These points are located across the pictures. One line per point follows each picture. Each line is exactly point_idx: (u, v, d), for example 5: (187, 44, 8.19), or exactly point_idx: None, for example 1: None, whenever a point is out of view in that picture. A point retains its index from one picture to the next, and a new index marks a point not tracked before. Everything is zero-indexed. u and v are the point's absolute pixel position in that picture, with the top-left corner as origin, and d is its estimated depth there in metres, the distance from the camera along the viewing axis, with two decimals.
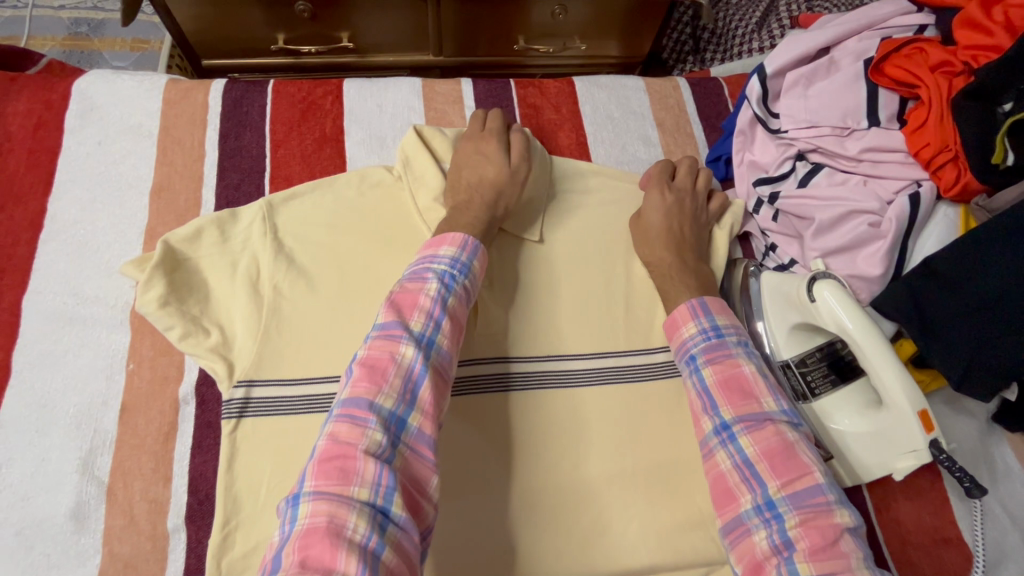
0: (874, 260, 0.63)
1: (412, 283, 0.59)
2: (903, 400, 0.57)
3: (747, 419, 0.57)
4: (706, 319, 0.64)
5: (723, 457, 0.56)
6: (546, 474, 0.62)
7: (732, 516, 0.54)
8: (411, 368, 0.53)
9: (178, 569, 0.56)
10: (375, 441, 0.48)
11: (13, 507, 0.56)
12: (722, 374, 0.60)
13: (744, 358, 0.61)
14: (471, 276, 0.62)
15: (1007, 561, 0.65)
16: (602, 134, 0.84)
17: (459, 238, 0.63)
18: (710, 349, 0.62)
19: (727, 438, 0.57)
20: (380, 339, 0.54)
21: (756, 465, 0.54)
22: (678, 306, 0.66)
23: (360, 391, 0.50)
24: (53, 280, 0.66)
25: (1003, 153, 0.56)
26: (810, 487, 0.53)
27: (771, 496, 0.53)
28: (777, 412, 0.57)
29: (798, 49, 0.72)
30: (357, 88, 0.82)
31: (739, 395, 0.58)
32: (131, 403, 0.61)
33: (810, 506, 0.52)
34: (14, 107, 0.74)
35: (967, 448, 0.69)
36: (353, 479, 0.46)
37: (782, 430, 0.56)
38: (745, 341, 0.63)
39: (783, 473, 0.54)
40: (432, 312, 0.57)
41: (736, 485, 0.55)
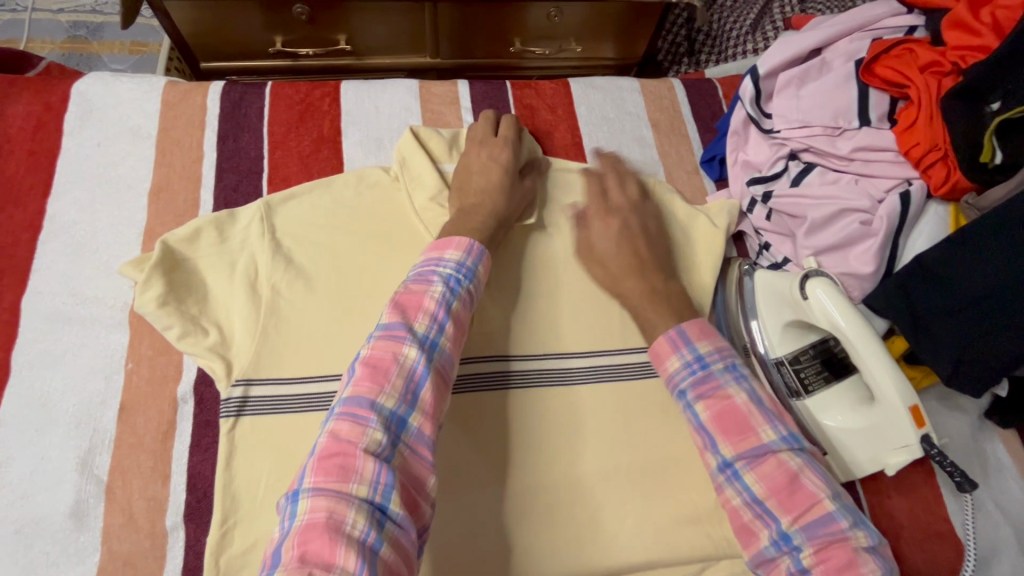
0: (866, 258, 0.64)
1: (417, 285, 0.58)
2: (894, 395, 0.58)
3: (747, 454, 0.55)
4: (689, 350, 0.60)
5: (732, 493, 0.55)
6: (543, 471, 0.63)
7: (754, 551, 0.54)
8: (413, 369, 0.52)
9: (177, 566, 0.56)
10: (375, 440, 0.48)
11: (12, 505, 0.56)
12: (715, 409, 0.57)
13: (734, 388, 0.58)
14: (475, 281, 0.62)
15: (998, 555, 0.66)
16: (597, 135, 0.85)
17: (465, 242, 0.63)
18: (699, 383, 0.59)
19: (732, 476, 0.55)
20: (382, 339, 0.54)
21: (766, 502, 0.53)
22: (657, 339, 0.62)
23: (362, 390, 0.50)
24: (52, 280, 0.67)
25: (991, 152, 0.57)
26: (821, 516, 0.52)
27: (786, 531, 0.52)
28: (777, 442, 0.55)
29: (790, 50, 0.73)
30: (354, 90, 0.83)
31: (736, 430, 0.56)
32: (130, 402, 0.62)
33: (825, 536, 0.51)
34: (14, 110, 0.75)
35: (959, 443, 0.70)
36: (352, 476, 0.46)
37: (785, 461, 0.54)
38: (733, 364, 0.60)
39: (792, 507, 0.53)
40: (437, 315, 0.56)
41: (751, 521, 0.54)
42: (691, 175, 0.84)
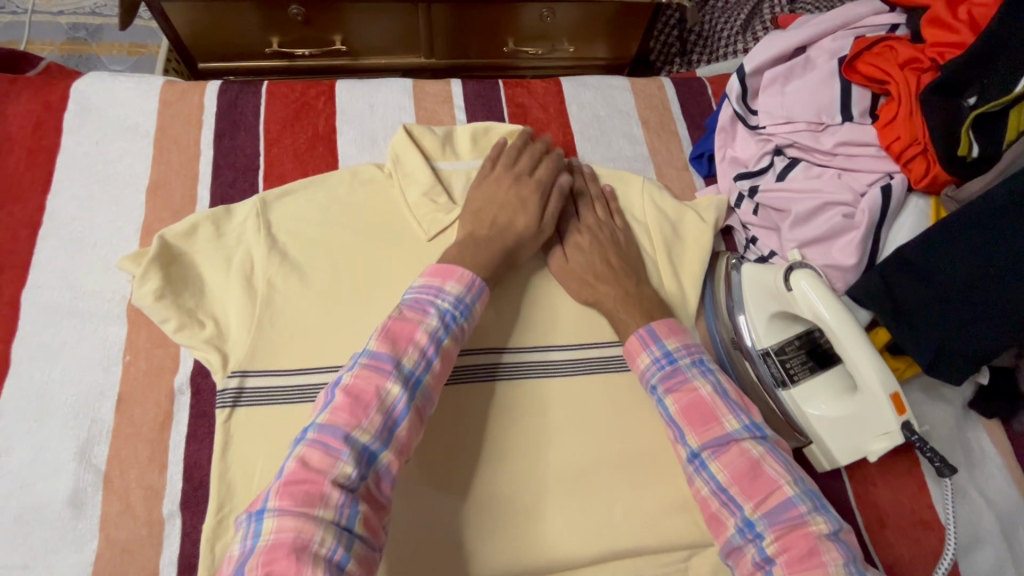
0: (848, 250, 0.65)
1: (411, 313, 0.59)
2: (876, 384, 0.59)
3: (712, 443, 0.57)
4: (657, 347, 0.64)
5: (701, 483, 0.57)
6: (532, 461, 0.64)
7: (722, 541, 0.55)
8: (394, 407, 0.53)
9: (174, 553, 0.57)
10: (345, 473, 0.49)
11: (12, 494, 0.57)
12: (683, 401, 0.60)
13: (700, 380, 0.61)
14: (470, 319, 0.63)
15: (981, 543, 0.67)
16: (588, 133, 0.87)
17: (467, 277, 0.63)
18: (667, 377, 0.62)
19: (699, 466, 0.58)
20: (367, 368, 0.54)
21: (729, 489, 0.55)
22: (629, 336, 0.66)
23: (338, 420, 0.51)
24: (51, 275, 0.68)
25: (968, 146, 0.59)
26: (782, 502, 0.53)
27: (748, 517, 0.54)
28: (738, 430, 0.57)
29: (776, 48, 0.74)
30: (349, 89, 0.85)
31: (701, 421, 0.59)
32: (127, 393, 0.63)
33: (784, 521, 0.52)
34: (15, 109, 0.76)
35: (943, 433, 0.71)
36: (318, 503, 0.47)
37: (747, 449, 0.56)
38: (700, 359, 0.63)
39: (753, 493, 0.54)
40: (426, 351, 0.57)
41: (718, 509, 0.56)
42: (680, 172, 0.85)
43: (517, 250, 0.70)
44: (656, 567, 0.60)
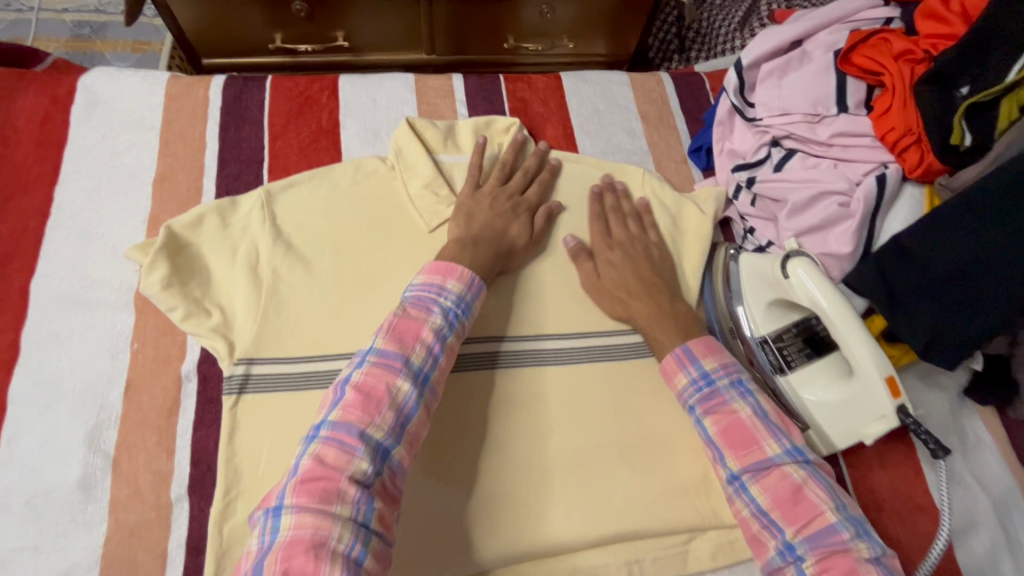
0: (844, 238, 0.66)
1: (416, 310, 0.60)
2: (871, 368, 0.60)
3: (752, 467, 0.58)
4: (695, 367, 0.63)
5: (740, 505, 0.58)
6: (534, 446, 0.65)
7: (764, 562, 0.56)
8: (405, 404, 0.54)
9: (182, 536, 0.58)
10: (361, 470, 0.49)
11: (22, 479, 0.58)
12: (721, 423, 0.60)
13: (739, 403, 0.61)
14: (470, 316, 0.64)
15: (977, 527, 0.68)
16: (588, 126, 0.88)
17: (466, 275, 0.64)
18: (705, 399, 0.62)
19: (739, 488, 0.58)
20: (377, 366, 0.54)
21: (770, 513, 0.55)
22: (666, 356, 0.66)
23: (352, 417, 0.51)
24: (59, 264, 0.69)
25: (961, 134, 0.60)
26: (824, 527, 0.53)
27: (790, 541, 0.54)
28: (781, 455, 0.57)
29: (772, 42, 0.76)
30: (352, 84, 0.86)
31: (742, 444, 0.59)
32: (135, 380, 0.64)
33: (827, 545, 0.52)
34: (23, 102, 0.78)
35: (938, 420, 0.72)
36: (335, 500, 0.47)
37: (788, 473, 0.56)
38: (740, 379, 0.62)
39: (796, 518, 0.54)
40: (432, 347, 0.58)
41: (759, 531, 0.56)
42: (679, 165, 0.86)
43: (508, 255, 0.71)
44: (656, 549, 0.62)
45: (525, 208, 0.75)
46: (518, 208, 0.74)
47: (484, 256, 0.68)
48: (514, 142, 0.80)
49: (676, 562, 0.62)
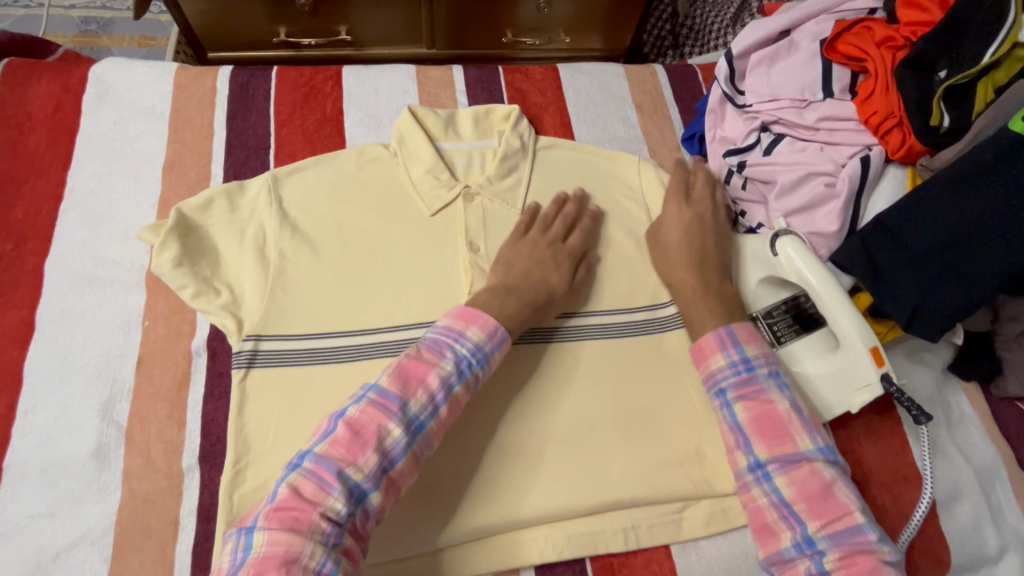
0: (831, 217, 0.69)
1: (427, 354, 0.58)
2: (856, 339, 0.63)
3: (782, 458, 0.59)
4: (736, 351, 0.64)
5: (759, 493, 0.59)
6: (532, 422, 0.67)
7: (774, 550, 0.57)
8: (391, 449, 0.53)
9: (194, 503, 0.60)
10: (334, 508, 0.50)
11: (38, 448, 0.61)
12: (755, 411, 0.61)
13: (777, 394, 0.61)
14: (487, 367, 0.61)
15: (961, 497, 0.70)
16: (584, 116, 0.90)
17: (489, 324, 0.62)
18: (741, 384, 0.62)
19: (762, 477, 0.59)
20: (373, 406, 0.54)
21: (793, 505, 0.57)
22: (706, 335, 0.66)
23: (335, 454, 0.52)
24: (73, 245, 0.71)
25: (939, 116, 0.63)
26: (850, 526, 0.55)
27: (810, 535, 0.55)
28: (814, 451, 0.58)
29: (761, 32, 0.78)
30: (355, 74, 0.88)
31: (774, 435, 0.59)
32: (147, 356, 0.66)
33: (849, 544, 0.54)
34: (36, 90, 0.80)
35: (925, 395, 0.74)
36: (305, 529, 0.48)
37: (819, 469, 0.58)
38: (777, 371, 0.63)
39: (822, 513, 0.56)
40: (435, 395, 0.57)
41: (775, 521, 0.58)
42: (673, 153, 0.89)
43: (545, 307, 0.69)
44: (649, 516, 0.64)
45: (568, 258, 0.72)
46: (559, 257, 0.72)
47: (515, 294, 0.66)
48: (555, 200, 0.76)
49: (669, 529, 0.64)
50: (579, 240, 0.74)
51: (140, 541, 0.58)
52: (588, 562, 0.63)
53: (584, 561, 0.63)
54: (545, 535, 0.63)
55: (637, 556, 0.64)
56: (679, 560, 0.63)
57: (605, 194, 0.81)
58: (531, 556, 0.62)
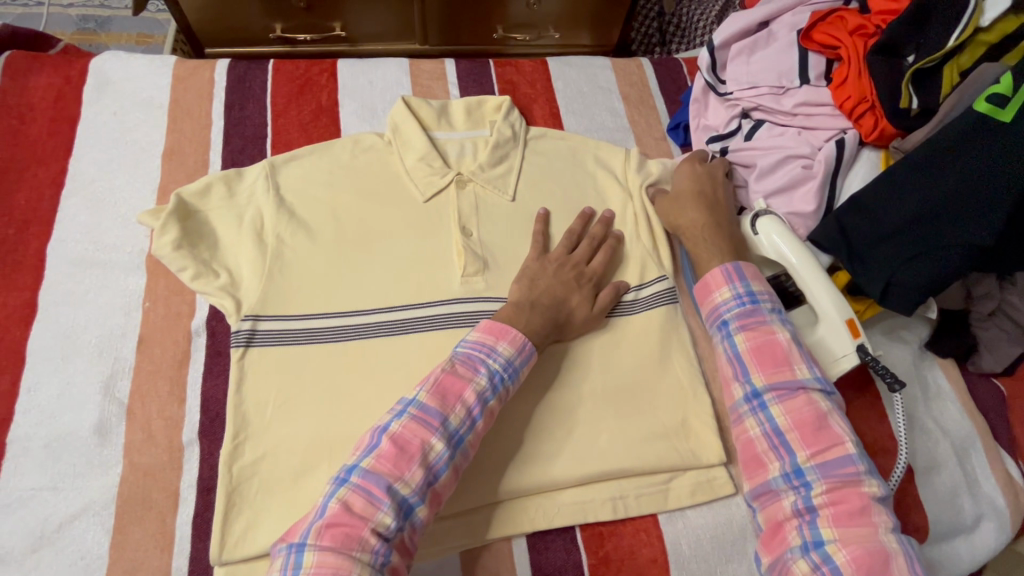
0: (808, 197, 0.72)
1: (462, 368, 0.60)
2: (834, 312, 0.67)
3: (779, 387, 0.61)
4: (741, 284, 0.67)
5: (753, 424, 0.61)
6: (518, 398, 0.68)
7: (760, 481, 0.59)
8: (435, 463, 0.55)
9: (194, 476, 0.62)
10: (384, 523, 0.51)
11: (42, 424, 0.62)
12: (756, 340, 0.63)
13: (779, 326, 0.64)
14: (518, 381, 0.63)
15: (939, 468, 0.71)
16: (573, 106, 0.93)
17: (519, 339, 0.63)
18: (744, 315, 0.65)
19: (757, 407, 0.61)
20: (414, 420, 0.56)
21: (786, 434, 0.59)
22: (712, 270, 0.69)
23: (382, 468, 0.53)
24: (76, 231, 0.74)
25: (908, 98, 0.67)
26: (840, 457, 0.57)
27: (800, 465, 0.57)
28: (810, 380, 0.61)
29: (741, 23, 0.82)
30: (350, 67, 0.91)
31: (772, 363, 0.62)
32: (147, 335, 0.68)
33: (838, 476, 0.56)
34: (38, 82, 0.82)
35: (900, 369, 0.76)
36: (355, 546, 0.50)
37: (815, 400, 0.60)
38: (779, 309, 0.66)
39: (814, 443, 0.58)
40: (472, 409, 0.58)
41: (764, 452, 0.60)
42: (659, 141, 0.91)
43: (565, 324, 0.70)
44: (639, 487, 0.66)
45: (590, 283, 0.73)
46: (582, 281, 0.72)
47: (540, 307, 0.68)
48: (581, 216, 0.78)
49: (657, 499, 0.66)
50: (602, 261, 0.74)
51: (141, 512, 0.60)
52: (579, 530, 0.65)
53: (574, 529, 0.65)
54: (536, 506, 0.64)
55: (627, 525, 0.65)
56: (667, 528, 0.65)
57: (594, 182, 0.83)
58: (524, 525, 0.63)
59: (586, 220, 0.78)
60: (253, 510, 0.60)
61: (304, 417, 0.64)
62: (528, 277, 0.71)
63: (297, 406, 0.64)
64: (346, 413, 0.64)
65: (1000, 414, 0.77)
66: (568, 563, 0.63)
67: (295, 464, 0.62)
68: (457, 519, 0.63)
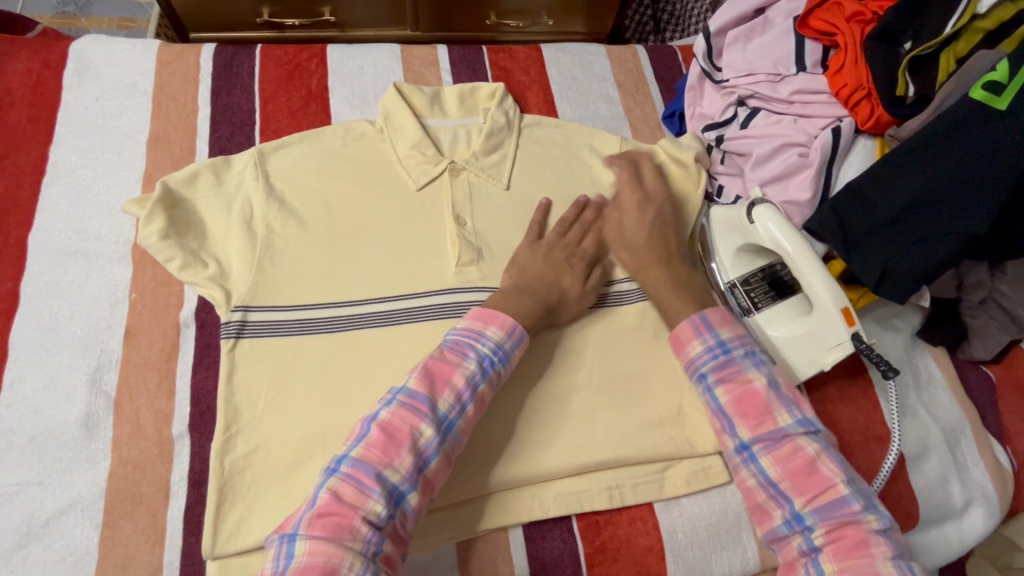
0: (803, 186, 0.72)
1: (451, 355, 0.59)
2: (828, 301, 0.65)
3: (764, 438, 0.59)
4: (711, 335, 0.64)
5: (748, 474, 0.60)
6: (513, 389, 0.68)
7: (767, 530, 0.58)
8: (425, 449, 0.54)
9: (185, 470, 0.61)
10: (375, 511, 0.50)
11: (26, 418, 0.61)
12: (735, 392, 0.61)
13: (754, 373, 0.62)
14: (508, 364, 0.62)
15: (930, 454, 0.72)
16: (568, 94, 0.92)
17: (508, 322, 0.62)
18: (719, 367, 0.63)
19: (748, 458, 0.60)
20: (403, 407, 0.55)
21: (779, 483, 0.58)
22: (680, 324, 0.66)
23: (371, 457, 0.53)
24: (58, 219, 0.72)
25: (904, 86, 0.67)
26: (834, 499, 0.55)
27: (798, 511, 0.56)
28: (793, 425, 0.59)
29: (737, 11, 0.82)
30: (340, 53, 0.89)
31: (754, 414, 0.60)
32: (134, 328, 0.67)
33: (836, 517, 0.55)
34: (15, 66, 0.80)
35: (892, 356, 0.76)
36: (347, 535, 0.49)
37: (801, 445, 0.58)
38: (753, 350, 0.64)
39: (807, 489, 0.56)
40: (462, 395, 0.58)
41: (765, 501, 0.59)
42: (654, 130, 0.91)
43: (558, 308, 0.69)
44: (634, 476, 0.66)
45: (581, 262, 0.72)
46: (572, 260, 0.72)
47: (536, 297, 0.67)
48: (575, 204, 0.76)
49: (653, 488, 0.66)
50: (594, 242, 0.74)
51: (131, 506, 0.59)
52: (575, 520, 0.65)
53: (571, 519, 0.65)
54: (532, 495, 0.64)
55: (622, 514, 0.65)
56: (663, 517, 0.65)
57: (588, 171, 0.82)
58: (520, 515, 0.63)
59: (576, 202, 0.77)
60: (245, 503, 0.59)
61: (296, 407, 0.63)
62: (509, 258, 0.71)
63: (290, 398, 0.63)
64: (338, 404, 0.63)
65: (990, 401, 0.77)
66: (565, 553, 0.63)
67: (287, 455, 0.61)
68: (452, 508, 0.63)
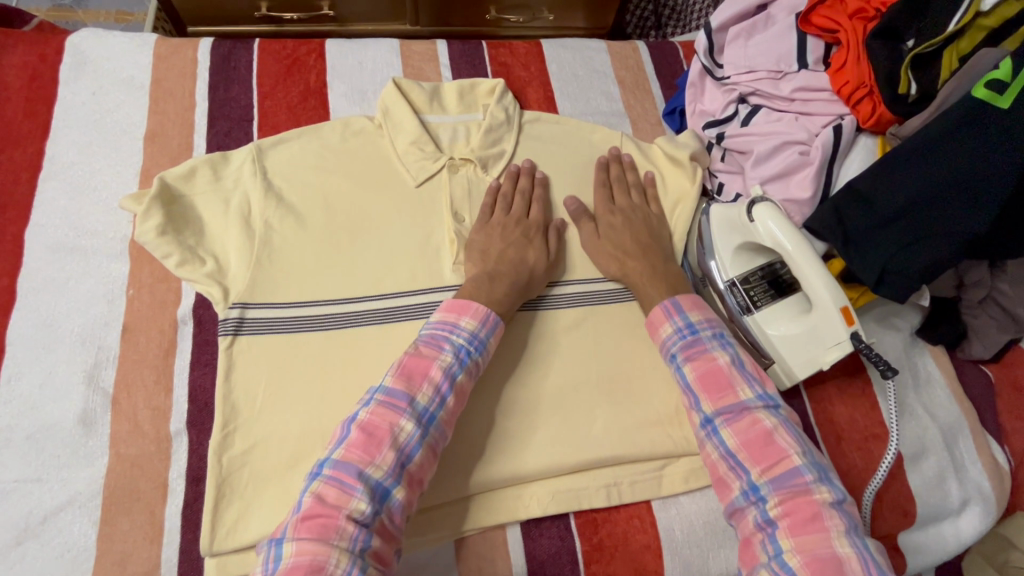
0: (804, 184, 0.71)
1: (427, 348, 0.59)
2: (828, 300, 0.64)
3: (726, 411, 0.59)
4: (680, 317, 0.65)
5: (711, 448, 0.60)
6: (512, 387, 0.68)
7: (728, 501, 0.58)
8: (406, 444, 0.54)
9: (183, 467, 0.61)
10: (359, 509, 0.50)
11: (23, 415, 0.61)
12: (701, 368, 0.62)
13: (720, 351, 0.62)
14: (486, 352, 0.62)
15: (928, 453, 0.72)
16: (568, 90, 0.91)
17: (482, 311, 0.63)
18: (687, 346, 0.63)
19: (711, 431, 0.60)
20: (382, 405, 0.55)
21: (738, 455, 0.57)
22: (653, 308, 0.67)
23: (353, 456, 0.53)
24: (54, 215, 0.71)
25: (907, 84, 0.66)
26: (789, 470, 0.55)
27: (754, 482, 0.56)
28: (753, 399, 0.59)
29: (739, 6, 0.81)
30: (339, 47, 0.89)
31: (717, 389, 0.60)
32: (131, 325, 0.66)
33: (790, 488, 0.55)
34: (12, 60, 0.79)
35: (891, 355, 0.76)
36: (333, 534, 0.49)
37: (760, 419, 0.58)
38: (721, 332, 0.64)
39: (763, 460, 0.56)
40: (440, 387, 0.58)
41: (725, 473, 0.58)
42: (654, 127, 0.91)
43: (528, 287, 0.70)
44: (632, 475, 0.66)
45: (538, 232, 0.73)
46: (530, 232, 0.73)
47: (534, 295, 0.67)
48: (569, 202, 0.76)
49: (651, 486, 0.66)
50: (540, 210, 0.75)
51: (129, 503, 0.59)
52: (572, 518, 0.65)
53: (568, 517, 0.65)
54: (530, 493, 0.64)
55: (620, 512, 0.65)
56: (660, 515, 0.65)
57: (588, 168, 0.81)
58: (518, 512, 0.63)
59: (521, 173, 0.77)
60: (243, 501, 0.59)
61: (295, 404, 0.63)
62: (479, 252, 0.70)
63: (289, 395, 0.63)
64: (337, 402, 0.63)
65: (988, 401, 0.77)
66: (562, 550, 0.63)
67: (286, 453, 0.61)
68: (451, 505, 0.63)
